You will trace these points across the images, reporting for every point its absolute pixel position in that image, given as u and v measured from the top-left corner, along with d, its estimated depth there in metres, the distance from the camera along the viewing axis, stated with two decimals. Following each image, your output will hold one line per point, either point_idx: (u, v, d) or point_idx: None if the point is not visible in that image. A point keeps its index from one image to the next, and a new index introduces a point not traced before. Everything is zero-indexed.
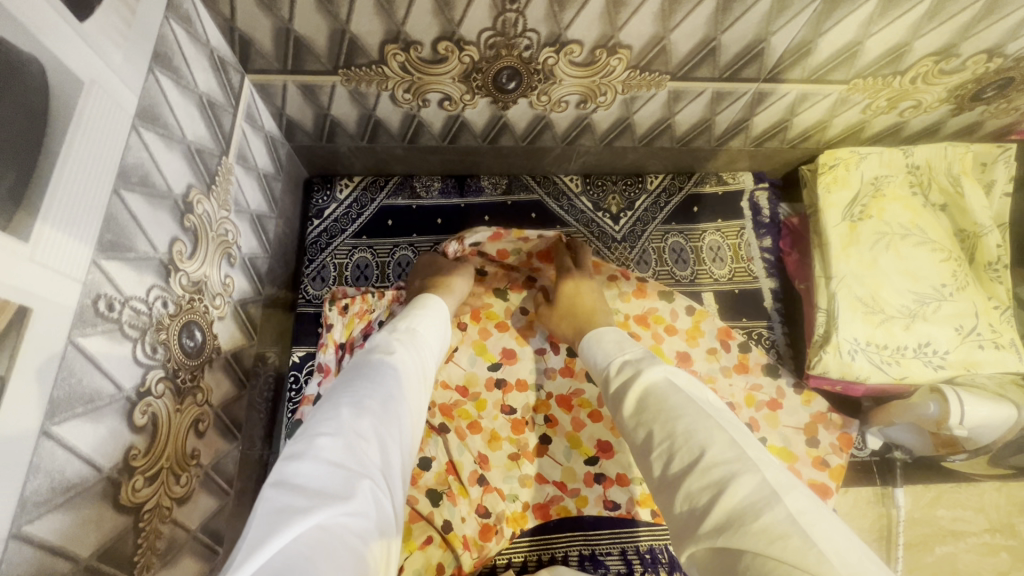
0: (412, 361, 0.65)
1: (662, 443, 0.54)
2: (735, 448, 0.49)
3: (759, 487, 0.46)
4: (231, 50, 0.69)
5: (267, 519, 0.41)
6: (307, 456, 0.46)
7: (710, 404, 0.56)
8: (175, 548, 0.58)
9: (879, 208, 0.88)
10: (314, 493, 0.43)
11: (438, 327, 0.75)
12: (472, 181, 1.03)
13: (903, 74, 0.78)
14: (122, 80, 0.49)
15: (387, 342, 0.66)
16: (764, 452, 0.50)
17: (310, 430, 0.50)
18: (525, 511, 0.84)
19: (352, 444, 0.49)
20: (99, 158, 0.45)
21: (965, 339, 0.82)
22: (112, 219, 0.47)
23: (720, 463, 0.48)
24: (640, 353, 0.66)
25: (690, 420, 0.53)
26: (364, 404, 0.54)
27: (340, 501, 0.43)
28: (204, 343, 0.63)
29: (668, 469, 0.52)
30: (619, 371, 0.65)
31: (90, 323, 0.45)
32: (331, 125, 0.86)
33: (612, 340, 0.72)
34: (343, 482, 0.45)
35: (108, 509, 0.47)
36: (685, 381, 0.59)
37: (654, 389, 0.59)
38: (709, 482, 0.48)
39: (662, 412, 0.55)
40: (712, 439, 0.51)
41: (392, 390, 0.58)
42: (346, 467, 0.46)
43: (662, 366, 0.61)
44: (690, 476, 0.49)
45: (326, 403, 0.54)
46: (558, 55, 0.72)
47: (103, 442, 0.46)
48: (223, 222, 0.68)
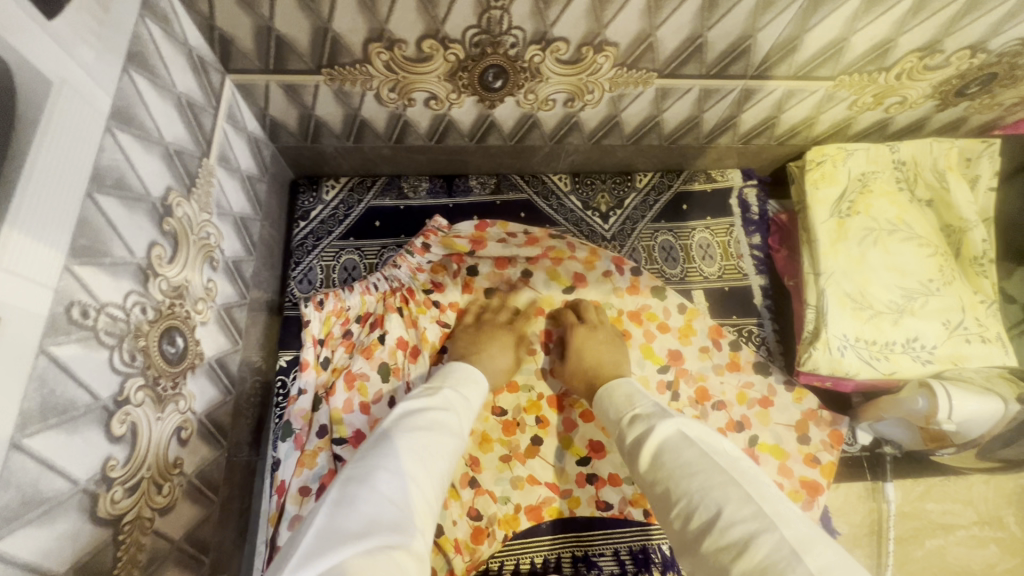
0: (465, 411, 0.67)
1: (679, 500, 0.53)
2: (751, 505, 0.49)
3: (778, 547, 0.45)
4: (211, 49, 0.68)
5: (323, 537, 0.45)
6: (365, 485, 0.50)
7: (725, 456, 0.55)
8: (158, 560, 0.56)
9: (867, 204, 0.89)
10: (366, 523, 0.47)
11: (486, 375, 0.76)
12: (460, 180, 1.02)
13: (888, 70, 0.78)
14: (95, 79, 0.47)
15: (443, 387, 0.69)
16: (784, 506, 0.49)
17: (371, 462, 0.53)
18: (517, 513, 0.82)
19: (406, 485, 0.52)
20: (72, 157, 0.44)
21: (952, 333, 0.82)
22: (85, 223, 0.46)
23: (738, 523, 0.48)
24: (651, 406, 0.66)
25: (705, 477, 0.53)
26: (421, 447, 0.57)
27: (387, 536, 0.46)
28: (186, 349, 0.62)
29: (687, 527, 0.52)
30: (631, 426, 0.65)
31: (62, 331, 0.43)
32: (315, 125, 0.85)
33: (624, 393, 0.71)
34: (391, 518, 0.48)
35: (84, 522, 0.45)
36: (697, 432, 0.59)
37: (667, 443, 0.59)
38: (729, 543, 0.47)
39: (676, 470, 0.56)
40: (729, 499, 0.50)
41: (445, 438, 0.61)
42: (395, 505, 0.50)
43: (673, 419, 0.61)
44: (709, 536, 0.49)
45: (386, 436, 0.58)
46: (544, 53, 0.71)
47: (79, 453, 0.45)
48: (205, 226, 0.67)
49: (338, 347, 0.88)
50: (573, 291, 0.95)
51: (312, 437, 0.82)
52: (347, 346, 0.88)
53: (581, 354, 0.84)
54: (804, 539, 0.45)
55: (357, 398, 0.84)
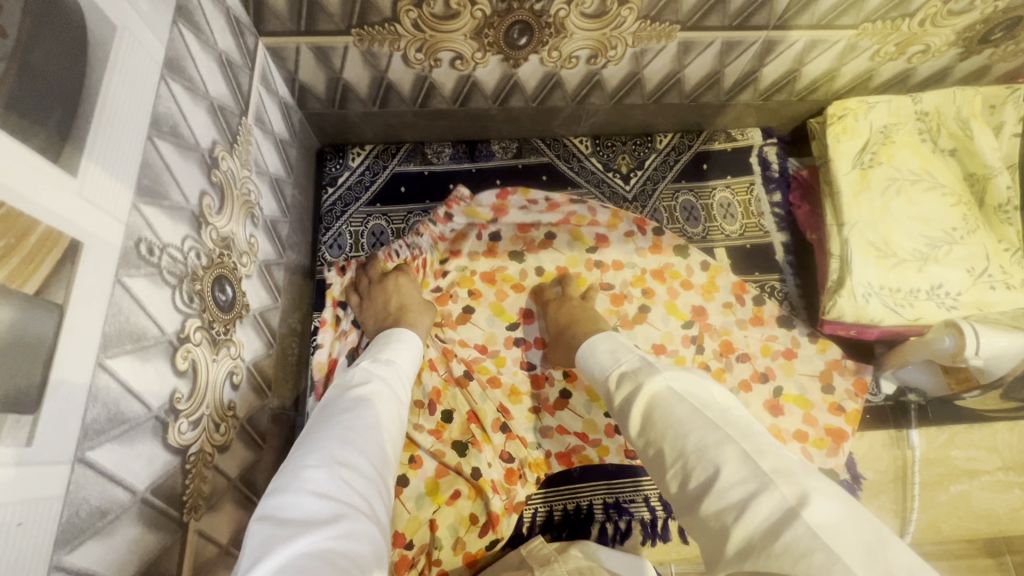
0: (386, 385, 0.67)
1: (675, 461, 0.52)
2: (748, 464, 0.47)
3: (778, 505, 0.43)
4: (246, 11, 0.70)
5: (254, 552, 0.42)
6: (292, 491, 0.48)
7: (718, 413, 0.54)
8: (218, 494, 0.60)
9: (889, 155, 0.89)
10: (297, 523, 0.45)
11: (408, 346, 0.75)
12: (482, 145, 1.04)
13: (912, 17, 0.79)
14: (150, 28, 0.49)
15: (359, 372, 0.67)
16: (781, 459, 0.48)
17: (294, 466, 0.52)
18: (546, 458, 0.87)
19: (336, 475, 0.50)
20: (134, 99, 0.46)
21: (976, 280, 0.83)
22: (147, 165, 0.48)
23: (735, 483, 0.47)
24: (638, 363, 0.66)
25: (699, 435, 0.52)
26: (344, 436, 0.56)
27: (323, 525, 0.45)
28: (235, 299, 0.65)
29: (687, 487, 0.51)
30: (620, 386, 0.65)
31: (133, 264, 0.46)
32: (343, 90, 0.87)
33: (606, 350, 0.72)
34: (325, 510, 0.46)
35: (158, 447, 0.48)
36: (690, 388, 0.59)
37: (657, 399, 0.59)
38: (729, 503, 0.46)
39: (669, 428, 0.55)
40: (725, 457, 0.49)
41: (369, 420, 0.60)
42: (332, 497, 0.48)
43: (664, 375, 0.61)
44: (705, 497, 0.48)
45: (308, 439, 0.56)
46: (569, 7, 0.72)
47: (151, 381, 0.48)
48: (246, 182, 0.69)
49: None
50: (596, 251, 0.97)
51: None
52: None
53: (562, 321, 0.85)
54: (803, 493, 0.44)
55: None
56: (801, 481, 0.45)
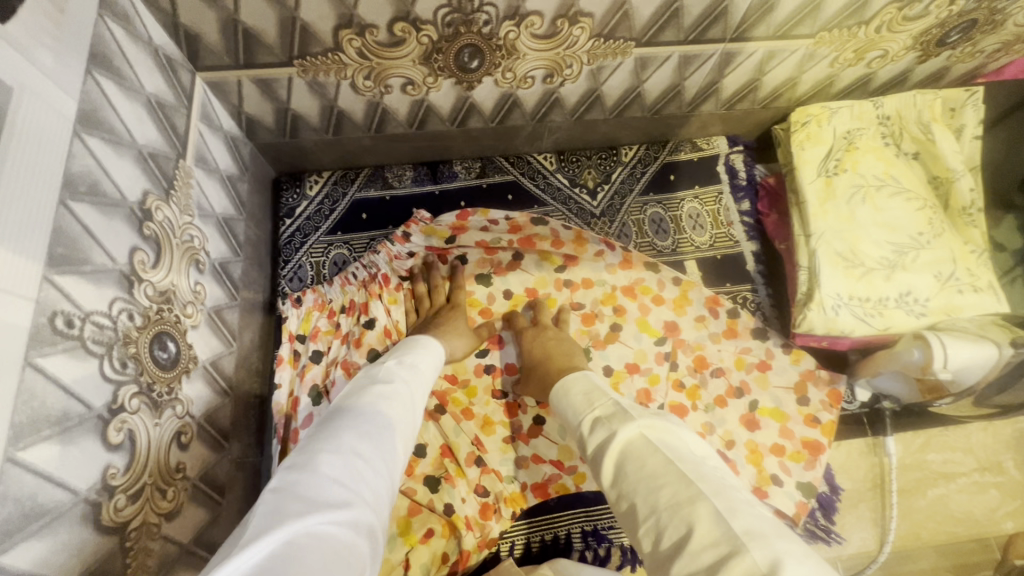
0: (407, 388, 0.65)
1: (648, 517, 0.49)
2: (720, 525, 0.43)
3: (748, 571, 0.39)
4: (177, 47, 0.66)
5: (264, 519, 0.40)
6: (307, 470, 0.46)
7: (693, 464, 0.50)
8: (169, 563, 0.57)
9: (854, 161, 0.88)
10: (309, 501, 0.42)
11: (428, 352, 0.75)
12: (444, 166, 1.01)
13: (868, 24, 0.77)
14: (56, 83, 0.46)
15: (383, 373, 0.66)
16: (756, 520, 0.44)
17: (313, 447, 0.50)
18: (523, 491, 0.84)
19: (351, 464, 0.48)
20: (40, 163, 0.43)
21: (944, 285, 0.82)
22: (61, 232, 0.45)
23: (707, 546, 0.43)
24: (612, 408, 0.62)
25: (672, 491, 0.48)
26: (363, 429, 0.54)
27: (333, 510, 0.42)
28: (179, 354, 0.61)
29: (659, 546, 0.46)
30: (593, 432, 0.62)
31: (48, 342, 0.43)
32: (293, 120, 0.84)
33: (580, 392, 0.68)
34: (338, 495, 0.44)
35: (89, 531, 0.45)
36: (666, 437, 0.55)
37: (630, 448, 0.55)
38: (699, 567, 0.42)
39: (641, 482, 0.51)
40: (697, 516, 0.45)
41: (390, 418, 0.58)
42: (343, 485, 0.46)
43: (637, 422, 0.57)
44: (678, 560, 0.44)
45: (329, 425, 0.54)
46: (519, 29, 0.70)
47: (77, 464, 0.45)
48: (188, 228, 0.66)
49: (332, 340, 0.88)
50: (564, 270, 0.94)
51: None
52: (341, 338, 0.88)
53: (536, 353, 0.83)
54: (777, 558, 0.40)
55: None
56: (775, 544, 0.41)
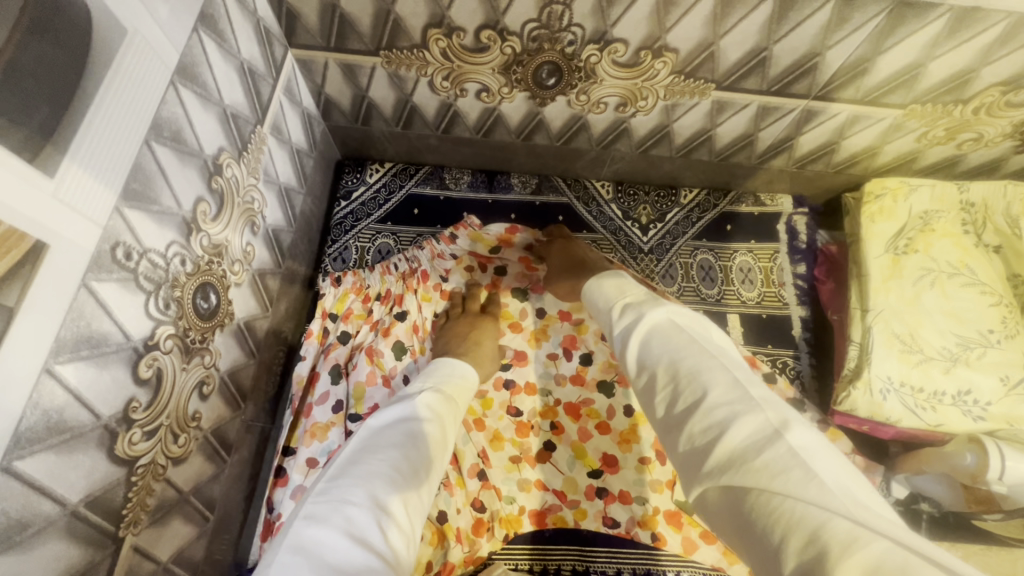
0: (439, 426, 0.63)
1: (666, 384, 0.51)
2: (737, 389, 0.46)
3: (761, 426, 0.43)
4: (278, 22, 0.70)
5: None
6: (328, 525, 0.45)
7: (714, 344, 0.52)
8: (166, 507, 0.58)
9: (927, 244, 0.84)
10: (327, 569, 0.41)
11: (459, 390, 0.71)
12: (502, 177, 1.02)
13: (966, 103, 0.74)
14: (167, 36, 0.49)
15: (416, 403, 0.64)
16: (769, 391, 0.47)
17: (335, 497, 0.48)
18: (520, 515, 0.81)
19: (377, 518, 0.47)
20: (135, 104, 0.46)
21: (1010, 391, 0.76)
22: (140, 169, 0.48)
23: (721, 404, 0.45)
24: (644, 297, 0.62)
25: (693, 360, 0.50)
26: (388, 474, 0.52)
27: (359, 575, 0.41)
28: (218, 307, 0.63)
29: (673, 409, 0.49)
30: (622, 316, 0.60)
31: (106, 269, 0.45)
32: (367, 108, 0.87)
33: (613, 284, 0.67)
34: (361, 556, 0.42)
35: (102, 457, 0.46)
36: (691, 321, 0.55)
37: (656, 329, 0.55)
38: (713, 420, 0.45)
39: (665, 353, 0.52)
40: (714, 379, 0.47)
41: (419, 461, 0.56)
42: (367, 544, 0.44)
43: (666, 307, 0.57)
44: (691, 417, 0.47)
45: (354, 466, 0.53)
46: (601, 53, 0.70)
47: (105, 391, 0.46)
48: (251, 190, 0.69)
49: (361, 325, 0.89)
50: None
51: (325, 410, 0.83)
52: (371, 324, 0.89)
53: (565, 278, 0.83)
54: (787, 418, 0.43)
55: (380, 371, 0.84)
56: (785, 410, 0.44)
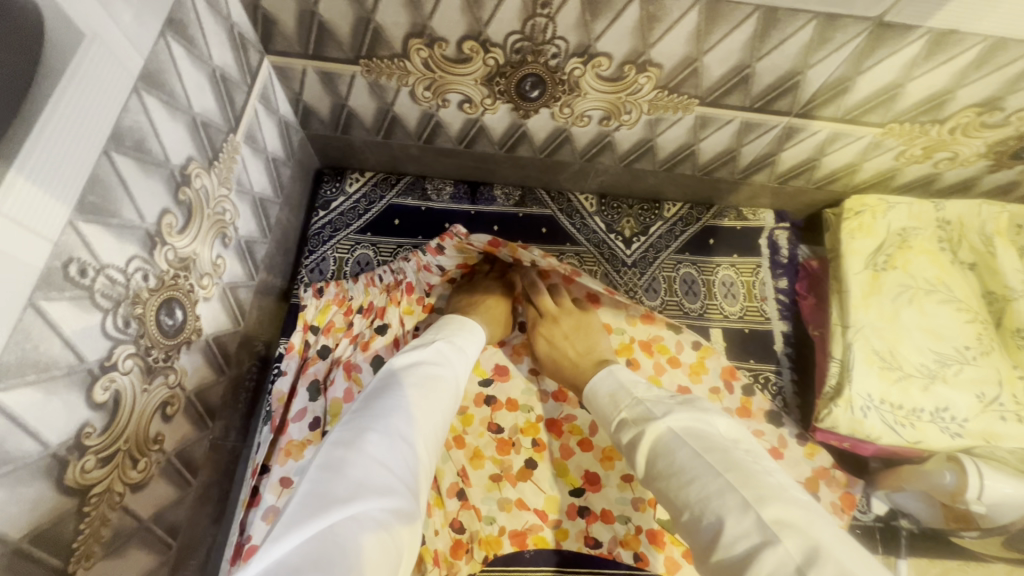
0: (454, 373, 0.67)
1: (683, 510, 0.51)
2: (750, 513, 0.45)
3: (782, 562, 0.41)
4: (253, 28, 0.68)
5: (312, 497, 0.44)
6: (353, 449, 0.49)
7: (721, 453, 0.51)
8: (123, 537, 0.54)
9: (905, 260, 0.84)
10: (353, 487, 0.46)
11: (476, 342, 0.74)
12: (485, 188, 1.01)
13: (942, 123, 0.75)
14: (130, 41, 0.47)
15: (432, 350, 0.67)
16: (784, 506, 0.45)
17: (361, 424, 0.53)
18: (500, 536, 0.78)
19: (399, 447, 0.52)
20: (93, 112, 0.43)
21: (986, 408, 0.76)
22: (97, 180, 0.45)
23: (738, 536, 0.45)
24: (639, 407, 0.62)
25: (701, 483, 0.50)
26: (409, 411, 0.56)
27: (379, 495, 0.46)
28: (184, 323, 0.60)
29: (695, 537, 0.49)
30: (623, 431, 0.62)
31: (57, 286, 0.42)
32: (347, 116, 0.85)
33: (607, 393, 0.67)
34: (382, 480, 0.48)
35: (48, 488, 0.43)
36: (690, 428, 0.56)
37: (659, 443, 0.57)
38: (736, 557, 0.44)
39: (673, 477, 0.53)
40: (727, 506, 0.47)
41: (437, 401, 0.60)
42: (386, 469, 0.49)
43: (664, 419, 0.58)
44: (713, 552, 0.46)
45: (377, 400, 0.57)
46: (585, 67, 0.70)
47: (54, 416, 0.43)
48: (222, 201, 0.66)
49: (341, 338, 0.86)
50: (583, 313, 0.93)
51: (301, 427, 0.80)
52: (350, 337, 0.87)
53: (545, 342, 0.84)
54: (809, 546, 0.42)
55: (358, 387, 0.82)
56: (805, 534, 0.43)
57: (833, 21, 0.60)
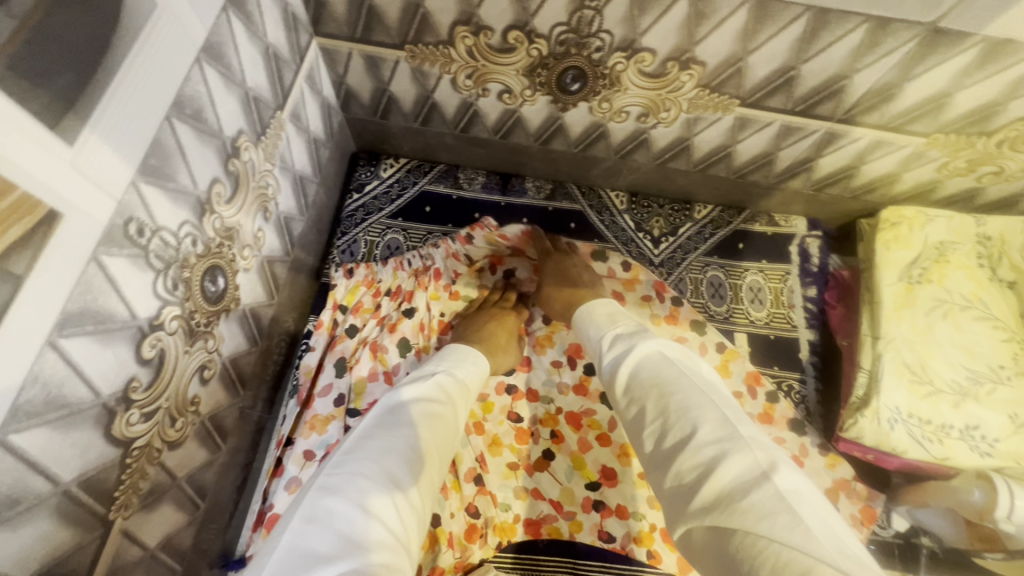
0: (454, 406, 0.65)
1: (655, 418, 0.53)
2: (726, 426, 0.49)
3: (750, 466, 0.45)
4: (305, 9, 0.70)
5: (296, 556, 0.43)
6: (340, 498, 0.48)
7: (705, 380, 0.54)
8: (157, 493, 0.56)
9: (942, 274, 0.83)
10: (339, 541, 0.44)
11: (478, 372, 0.72)
12: (516, 180, 1.02)
13: (990, 136, 0.73)
14: (196, 13, 0.48)
15: (431, 382, 0.65)
16: (756, 430, 0.50)
17: (358, 465, 0.52)
18: (515, 523, 0.79)
19: (388, 498, 0.49)
20: (159, 79, 0.45)
21: (1018, 429, 0.74)
22: (159, 145, 0.47)
23: (711, 442, 0.48)
24: (635, 327, 0.64)
25: (682, 396, 0.52)
26: (406, 451, 0.54)
27: (366, 550, 0.44)
28: (225, 291, 0.62)
29: (662, 443, 0.52)
30: (612, 346, 0.63)
31: (117, 244, 0.44)
32: (387, 102, 0.87)
33: (604, 313, 0.68)
34: (370, 532, 0.46)
35: (97, 436, 0.45)
36: (679, 354, 0.58)
37: (646, 361, 0.58)
38: (702, 459, 0.48)
39: (654, 387, 0.55)
40: (705, 418, 0.50)
41: (434, 440, 0.58)
42: (376, 518, 0.47)
43: (656, 340, 0.59)
44: (680, 455, 0.49)
45: (374, 436, 0.55)
46: (628, 62, 0.70)
47: (106, 368, 0.45)
48: (266, 175, 0.68)
49: (368, 319, 0.88)
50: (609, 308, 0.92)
51: (326, 403, 0.81)
52: (377, 319, 0.88)
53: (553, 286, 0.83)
54: (774, 459, 0.46)
55: (382, 367, 0.84)
56: (772, 452, 0.47)
57: (885, 25, 0.59)
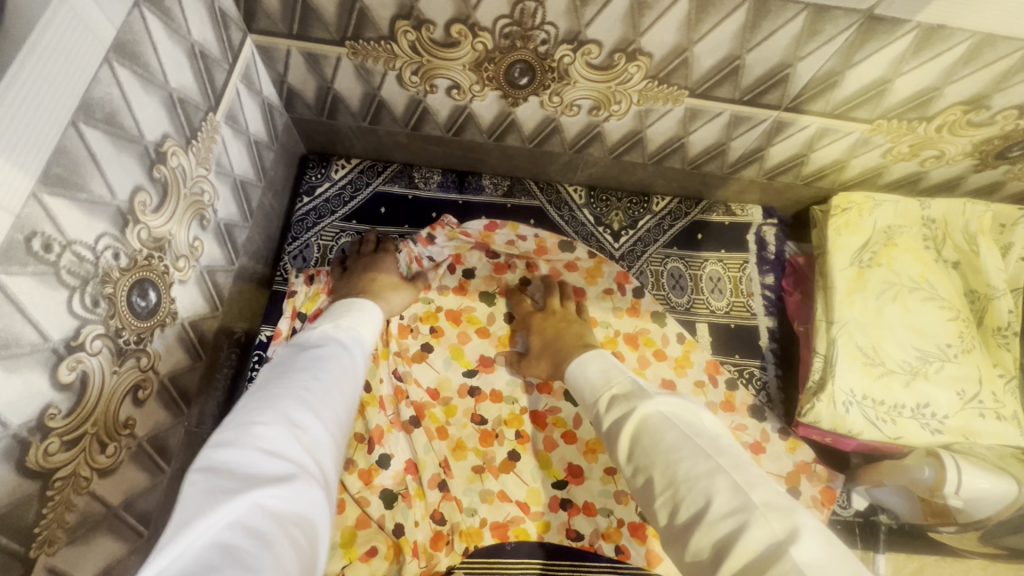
0: (348, 356, 0.63)
1: (665, 489, 0.51)
2: (739, 495, 0.47)
3: (769, 540, 0.43)
4: (234, 4, 0.66)
5: (190, 502, 0.38)
6: (243, 439, 0.44)
7: (708, 439, 0.53)
8: (90, 524, 0.53)
9: (890, 257, 0.85)
10: (245, 478, 0.41)
11: (371, 326, 0.71)
12: (473, 178, 1.00)
13: (930, 121, 0.75)
14: (101, 8, 0.45)
15: (319, 334, 0.64)
16: (769, 491, 0.48)
17: (245, 418, 0.47)
18: (481, 528, 0.78)
19: (290, 437, 0.46)
20: (59, 80, 0.42)
21: (966, 405, 0.77)
22: (64, 152, 0.44)
23: (727, 514, 0.46)
24: (630, 387, 0.62)
25: (690, 463, 0.50)
26: (304, 396, 0.52)
27: (274, 485, 0.41)
28: (158, 305, 0.59)
29: (675, 520, 0.50)
30: (610, 409, 0.61)
31: (18, 261, 0.40)
32: (333, 100, 0.84)
33: (597, 368, 0.68)
34: (278, 468, 0.43)
35: (8, 470, 0.42)
36: (677, 412, 0.56)
37: (647, 423, 0.56)
38: (720, 535, 0.45)
39: (660, 454, 0.53)
40: (717, 488, 0.48)
41: (326, 385, 0.55)
42: (281, 457, 0.44)
43: (656, 400, 0.58)
44: (696, 529, 0.47)
45: (256, 394, 0.51)
46: (575, 54, 0.69)
47: (15, 397, 0.42)
48: (200, 181, 0.64)
49: None
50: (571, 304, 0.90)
51: None
52: None
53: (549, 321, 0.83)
54: (793, 528, 0.44)
55: None
56: (791, 516, 0.45)
57: (824, 12, 0.60)
